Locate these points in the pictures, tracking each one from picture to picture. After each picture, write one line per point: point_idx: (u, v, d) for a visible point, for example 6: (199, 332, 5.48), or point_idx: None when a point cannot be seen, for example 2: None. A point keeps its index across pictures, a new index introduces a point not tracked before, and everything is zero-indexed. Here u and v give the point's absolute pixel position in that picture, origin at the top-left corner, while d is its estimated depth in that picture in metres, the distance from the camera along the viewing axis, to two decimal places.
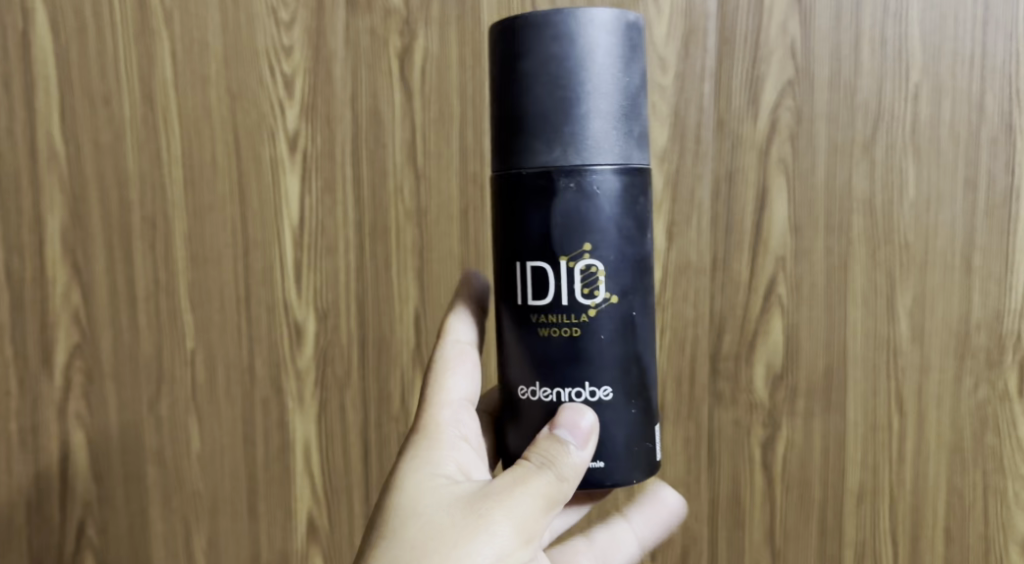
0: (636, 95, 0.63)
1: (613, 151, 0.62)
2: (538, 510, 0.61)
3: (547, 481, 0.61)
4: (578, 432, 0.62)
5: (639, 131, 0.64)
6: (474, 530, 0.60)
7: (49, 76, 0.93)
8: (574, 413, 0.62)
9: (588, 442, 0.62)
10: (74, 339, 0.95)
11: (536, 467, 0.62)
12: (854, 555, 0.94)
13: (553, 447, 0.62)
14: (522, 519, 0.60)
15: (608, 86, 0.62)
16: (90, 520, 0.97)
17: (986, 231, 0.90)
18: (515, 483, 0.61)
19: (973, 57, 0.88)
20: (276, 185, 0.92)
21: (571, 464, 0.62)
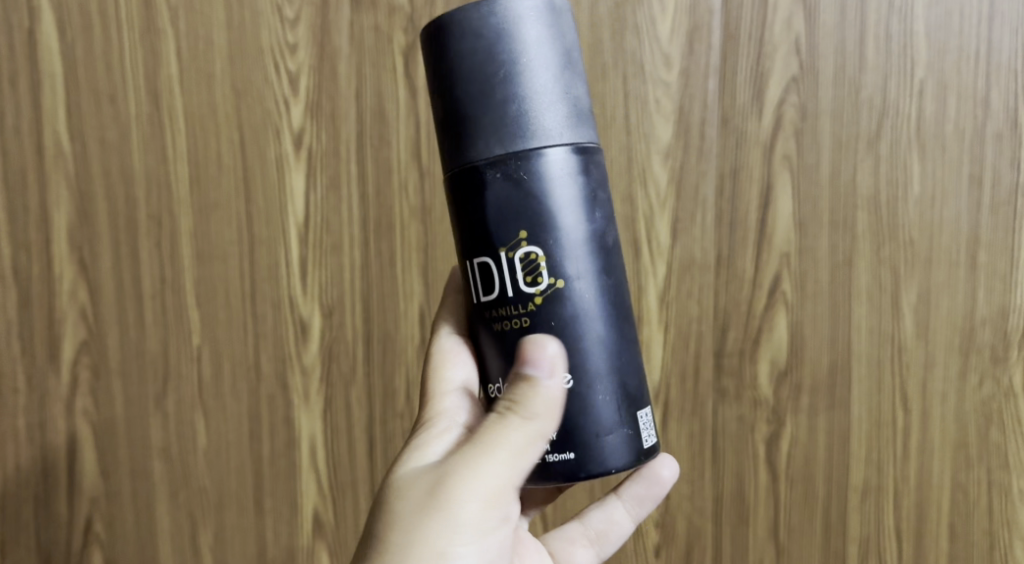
0: (552, 70, 0.64)
1: (555, 130, 0.64)
2: (507, 470, 0.61)
3: (516, 435, 0.61)
4: (542, 366, 0.62)
5: (565, 104, 0.64)
6: (441, 496, 0.61)
7: (56, 74, 0.93)
8: (536, 346, 0.62)
9: (554, 369, 0.62)
10: (81, 336, 0.96)
11: (504, 419, 0.62)
12: (859, 551, 0.94)
13: (519, 393, 0.62)
14: (492, 481, 0.61)
15: (539, 65, 0.63)
16: (98, 516, 0.97)
17: (991, 228, 0.90)
18: (482, 442, 0.62)
19: (978, 54, 0.88)
20: (282, 182, 0.92)
21: (542, 402, 0.62)
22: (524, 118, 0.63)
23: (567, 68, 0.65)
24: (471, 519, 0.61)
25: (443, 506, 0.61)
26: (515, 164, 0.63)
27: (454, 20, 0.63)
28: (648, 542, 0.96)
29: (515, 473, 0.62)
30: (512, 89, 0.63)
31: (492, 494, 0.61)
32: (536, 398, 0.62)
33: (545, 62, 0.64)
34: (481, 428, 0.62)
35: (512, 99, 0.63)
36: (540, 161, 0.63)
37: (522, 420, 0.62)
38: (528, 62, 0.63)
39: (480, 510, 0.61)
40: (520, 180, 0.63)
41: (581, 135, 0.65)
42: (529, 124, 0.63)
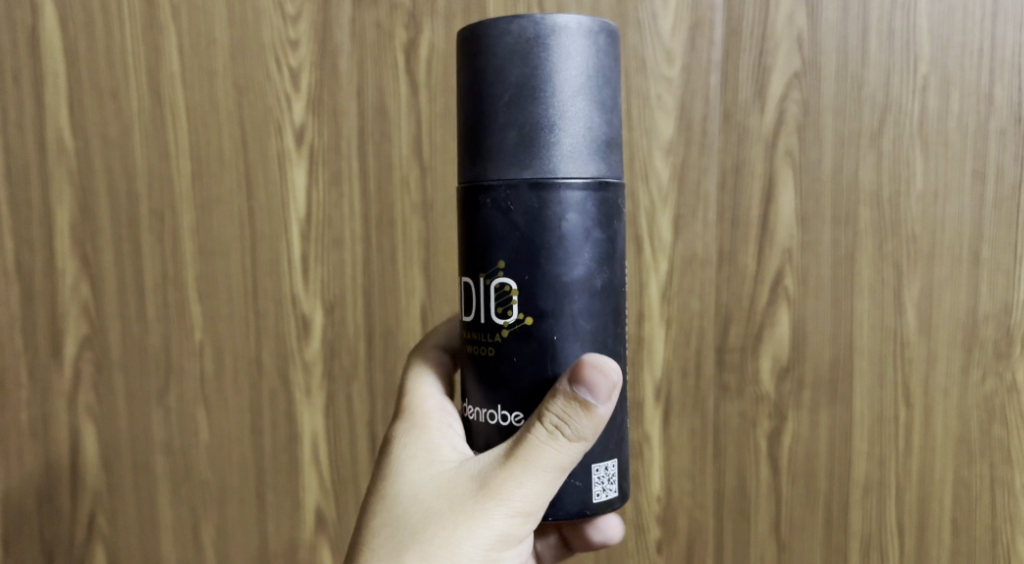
0: (572, 104, 0.60)
1: (574, 163, 0.61)
2: (544, 488, 0.60)
3: (558, 455, 0.60)
4: (599, 392, 0.59)
5: (576, 141, 0.61)
6: (474, 515, 0.61)
7: (58, 70, 0.93)
8: (597, 368, 0.59)
9: (610, 397, 0.60)
10: (84, 332, 0.96)
11: (550, 439, 0.59)
12: (861, 547, 0.94)
13: (564, 413, 0.59)
14: (529, 500, 0.60)
15: (571, 97, 0.60)
16: (100, 510, 0.97)
17: (995, 223, 0.90)
18: (521, 461, 0.60)
19: (981, 49, 0.88)
20: (283, 178, 0.92)
21: (587, 422, 0.60)
22: (542, 146, 0.60)
23: (604, 105, 0.62)
24: (504, 536, 0.61)
25: (476, 524, 0.61)
26: (521, 192, 0.60)
27: (497, 33, 0.60)
28: (649, 539, 0.95)
29: (552, 491, 0.61)
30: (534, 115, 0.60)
31: (529, 512, 0.60)
32: (587, 420, 0.60)
33: (581, 95, 0.61)
34: (519, 444, 0.60)
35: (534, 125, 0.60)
36: (550, 192, 0.60)
37: (565, 438, 0.59)
38: (558, 91, 0.60)
39: (514, 527, 0.61)
40: (523, 208, 0.60)
41: (604, 175, 0.62)
42: (545, 152, 0.60)
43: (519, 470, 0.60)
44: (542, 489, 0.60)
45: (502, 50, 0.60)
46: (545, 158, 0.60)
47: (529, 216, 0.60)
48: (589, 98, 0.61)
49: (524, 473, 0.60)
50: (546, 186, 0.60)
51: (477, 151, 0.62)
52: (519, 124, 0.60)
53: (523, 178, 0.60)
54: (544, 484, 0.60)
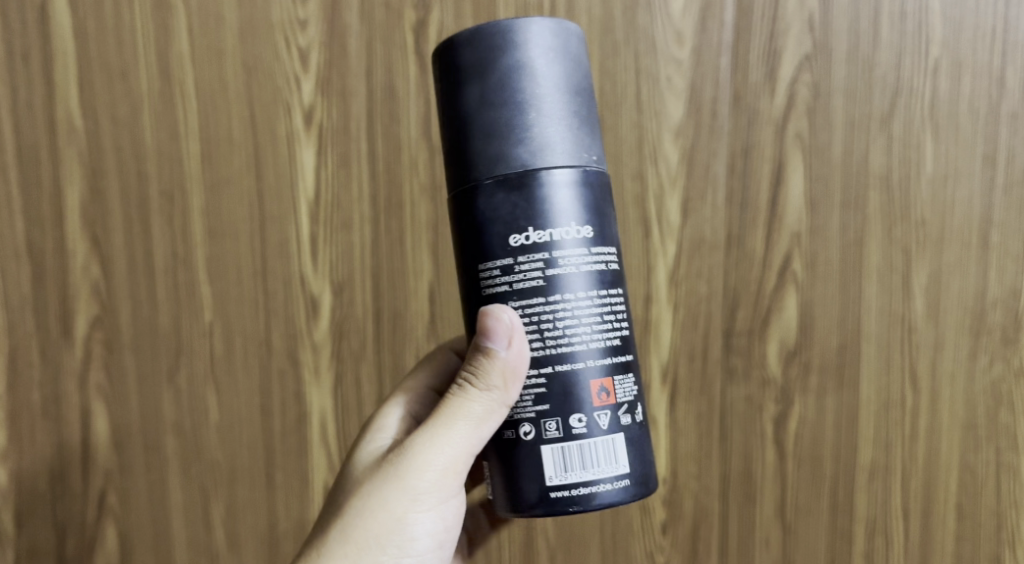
0: (498, 109, 0.66)
1: (549, 150, 0.66)
2: (461, 444, 0.67)
3: (475, 407, 0.67)
4: (501, 339, 0.66)
5: (505, 145, 0.66)
6: (394, 482, 0.68)
7: (68, 49, 0.93)
8: (491, 316, 0.66)
9: (512, 341, 0.66)
10: (94, 311, 0.96)
11: (463, 393, 0.67)
12: (866, 531, 0.94)
13: (479, 370, 0.67)
14: (448, 456, 0.67)
15: (517, 96, 0.66)
16: (112, 489, 0.98)
17: (1005, 207, 0.90)
18: (438, 418, 0.68)
19: (994, 31, 0.88)
20: (292, 158, 0.93)
21: (498, 372, 0.66)
22: (512, 140, 0.66)
23: (574, 93, 0.67)
24: (427, 497, 0.68)
25: (397, 488, 0.68)
26: (499, 188, 0.66)
27: (457, 47, 0.67)
28: (655, 520, 0.94)
29: (469, 449, 0.67)
30: (500, 112, 0.66)
31: (448, 467, 0.67)
32: (491, 367, 0.66)
33: (544, 89, 0.66)
34: (440, 405, 0.68)
35: (500, 124, 0.66)
36: (522, 182, 0.66)
37: (479, 393, 0.67)
38: (524, 88, 0.66)
39: (437, 485, 0.68)
40: (493, 202, 0.67)
41: (579, 158, 0.67)
42: (517, 146, 0.66)
43: (437, 433, 0.67)
44: (457, 447, 0.67)
45: (461, 64, 0.67)
46: (518, 150, 0.66)
47: (500, 208, 0.66)
48: (554, 92, 0.67)
49: (441, 433, 0.67)
50: (517, 178, 0.66)
51: (456, 158, 0.68)
52: (483, 129, 0.67)
53: (497, 173, 0.66)
54: (458, 441, 0.67)
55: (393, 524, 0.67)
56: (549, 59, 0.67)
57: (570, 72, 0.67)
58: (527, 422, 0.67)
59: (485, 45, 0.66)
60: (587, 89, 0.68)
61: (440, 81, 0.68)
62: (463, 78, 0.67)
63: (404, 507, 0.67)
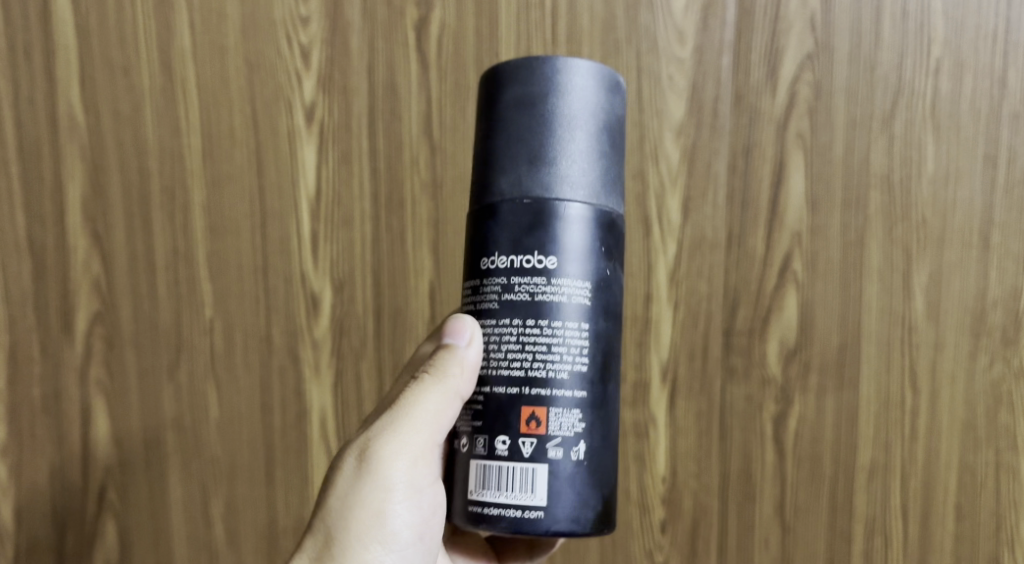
0: (528, 137, 0.67)
1: (569, 183, 0.67)
2: (424, 433, 0.68)
3: (436, 398, 0.68)
4: (461, 336, 0.68)
5: (528, 172, 0.67)
6: (367, 479, 0.68)
7: (70, 45, 0.93)
8: (452, 323, 0.68)
9: (472, 340, 0.67)
10: (95, 307, 0.96)
11: (424, 385, 0.69)
12: (866, 531, 0.93)
13: (434, 367, 0.68)
14: (415, 447, 0.68)
15: (552, 128, 0.67)
16: (111, 485, 0.98)
17: (1006, 208, 0.90)
18: (399, 412, 0.68)
19: (996, 31, 0.88)
20: (294, 156, 0.93)
21: (456, 366, 0.67)
22: (535, 165, 0.67)
23: (605, 134, 0.68)
24: (401, 489, 0.68)
25: (372, 481, 0.68)
26: (513, 211, 0.67)
27: (501, 72, 0.68)
28: (654, 518, 0.94)
29: (437, 439, 0.68)
30: (529, 140, 0.67)
31: (415, 457, 0.68)
32: (449, 361, 0.68)
33: (575, 128, 0.67)
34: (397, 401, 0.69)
35: (526, 151, 0.67)
36: (535, 208, 0.67)
37: (436, 383, 0.68)
38: (557, 120, 0.67)
39: (411, 475, 0.68)
40: (507, 223, 0.67)
41: (595, 198, 0.67)
42: (539, 173, 0.67)
43: (405, 425, 0.68)
44: (427, 437, 0.68)
45: (501, 88, 0.68)
46: (540, 176, 0.67)
47: (511, 231, 0.67)
48: (585, 134, 0.67)
49: (409, 425, 0.68)
50: (532, 203, 0.67)
51: (480, 176, 0.69)
52: (511, 154, 0.67)
53: (515, 196, 0.67)
54: (427, 431, 0.68)
55: (372, 520, 0.68)
56: (587, 96, 0.68)
57: (605, 114, 0.68)
58: (463, 435, 0.68)
59: (527, 73, 0.67)
60: (618, 138, 0.69)
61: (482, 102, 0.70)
62: (501, 101, 0.68)
63: (380, 501, 0.68)
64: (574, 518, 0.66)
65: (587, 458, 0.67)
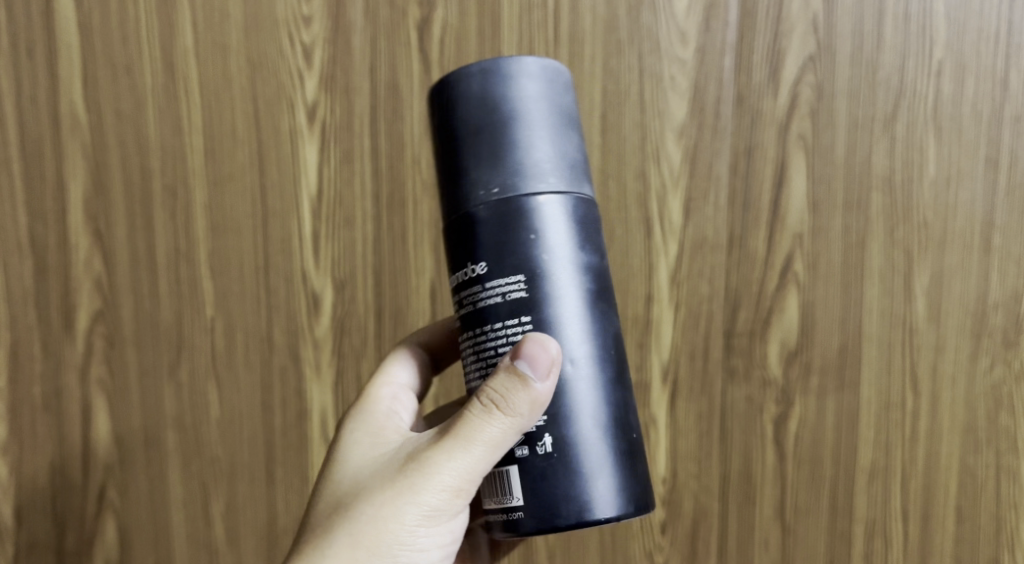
0: (494, 143, 0.66)
1: (546, 176, 0.66)
2: (476, 465, 0.65)
3: (493, 430, 0.64)
4: (538, 370, 0.64)
5: (498, 176, 0.66)
6: (406, 495, 0.66)
7: (73, 44, 0.93)
8: (535, 344, 0.64)
9: (548, 375, 0.64)
10: (96, 305, 0.96)
11: (485, 415, 0.64)
12: (865, 533, 0.93)
13: (504, 394, 0.64)
14: (464, 476, 0.65)
15: (515, 128, 0.66)
16: (111, 484, 0.98)
17: (1007, 210, 0.90)
18: (459, 434, 0.65)
19: (998, 34, 0.88)
20: (296, 155, 0.93)
21: (525, 401, 0.64)
22: (506, 166, 0.66)
23: (560, 123, 0.68)
24: (439, 512, 0.66)
25: (406, 501, 0.66)
26: (492, 219, 0.66)
27: (450, 82, 0.67)
28: (654, 519, 0.94)
29: (481, 469, 0.65)
30: (493, 144, 0.66)
31: (460, 485, 0.65)
32: (523, 395, 0.64)
33: (537, 124, 0.67)
34: (458, 421, 0.65)
35: (494, 155, 0.66)
36: (515, 208, 0.66)
37: (506, 417, 0.64)
38: (518, 116, 0.66)
39: (445, 502, 0.66)
40: (489, 229, 0.66)
41: (569, 185, 0.67)
42: (510, 173, 0.66)
43: (452, 450, 0.65)
44: (474, 467, 0.65)
45: (454, 97, 0.67)
46: (512, 176, 0.66)
47: (493, 237, 0.66)
48: (548, 128, 0.67)
49: (457, 451, 0.65)
50: (511, 204, 0.66)
51: (451, 191, 0.68)
52: (479, 161, 0.66)
53: (490, 201, 0.66)
54: (476, 462, 0.65)
55: (404, 536, 0.66)
56: (538, 85, 0.67)
57: (558, 99, 0.68)
58: None
59: (474, 77, 0.67)
60: (574, 124, 0.69)
61: (433, 119, 0.69)
62: (458, 108, 0.67)
63: (416, 520, 0.66)
64: (597, 505, 0.65)
65: (603, 446, 0.66)
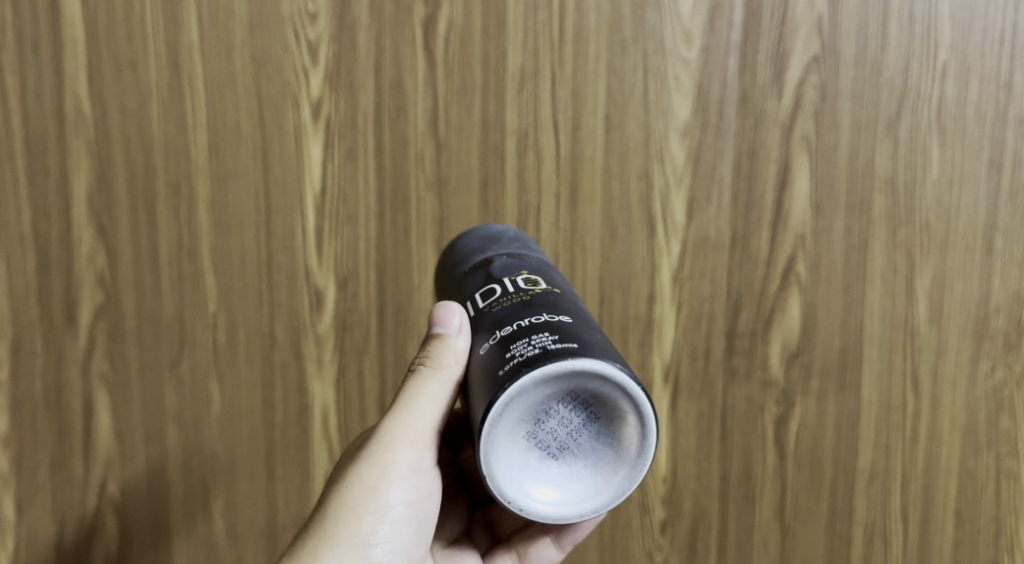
0: (454, 257, 0.76)
1: (482, 254, 0.74)
2: (428, 417, 0.67)
3: (434, 383, 0.66)
4: (450, 324, 0.67)
5: (463, 268, 0.73)
6: (366, 455, 0.66)
7: (78, 38, 0.93)
8: (440, 310, 0.68)
9: (462, 328, 0.67)
10: (99, 301, 0.96)
11: (423, 372, 0.67)
12: (865, 535, 0.94)
13: (424, 355, 0.67)
14: (419, 432, 0.66)
15: (464, 240, 0.77)
16: (112, 478, 0.98)
17: (1009, 213, 0.90)
18: (405, 395, 0.67)
19: (1002, 37, 0.88)
20: (300, 151, 0.93)
21: (451, 352, 0.66)
22: (464, 263, 0.74)
23: (508, 234, 0.76)
24: (402, 470, 0.66)
25: (368, 466, 0.66)
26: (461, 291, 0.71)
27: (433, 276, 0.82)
28: (654, 520, 0.95)
29: (435, 424, 0.67)
30: (453, 257, 0.76)
31: (417, 440, 0.66)
32: (443, 349, 0.66)
33: (480, 234, 0.77)
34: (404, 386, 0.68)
35: (457, 261, 0.75)
36: (476, 275, 0.71)
37: (437, 369, 0.66)
38: (452, 244, 0.78)
39: (409, 459, 0.66)
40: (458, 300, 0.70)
41: (516, 256, 0.73)
42: (465, 265, 0.74)
43: (407, 412, 0.66)
44: (429, 420, 0.67)
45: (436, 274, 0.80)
46: (468, 265, 0.73)
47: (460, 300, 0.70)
48: (490, 235, 0.76)
49: (410, 409, 0.66)
50: (474, 275, 0.72)
51: None
52: (449, 274, 0.75)
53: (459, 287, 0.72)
54: (429, 416, 0.67)
55: (368, 496, 0.66)
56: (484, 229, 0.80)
57: (480, 228, 0.78)
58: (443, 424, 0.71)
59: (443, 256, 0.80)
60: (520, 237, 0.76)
61: None
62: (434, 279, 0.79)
63: (378, 479, 0.66)
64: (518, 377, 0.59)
65: (517, 331, 0.62)
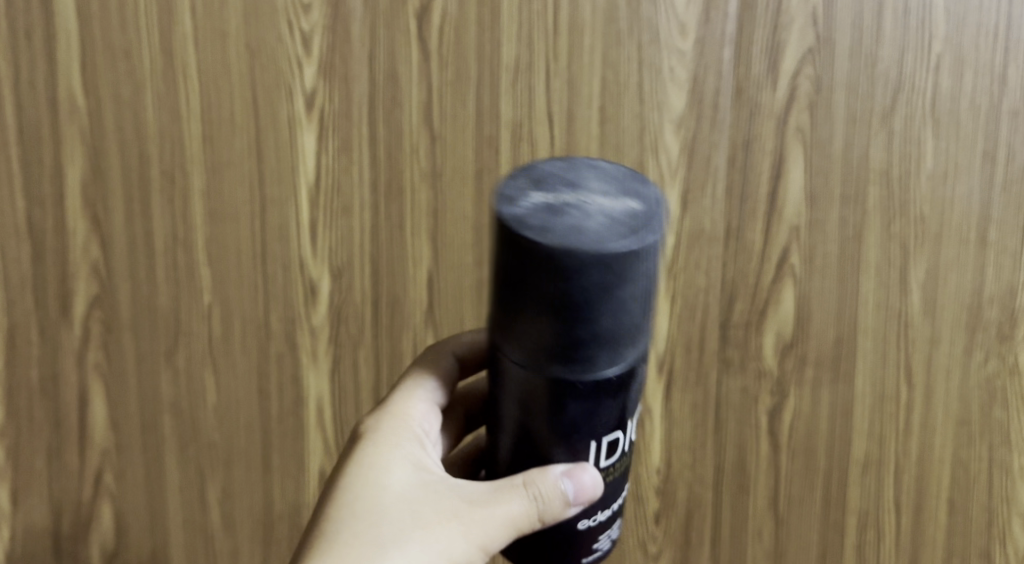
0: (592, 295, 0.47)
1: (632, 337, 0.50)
2: (502, 530, 0.54)
3: (529, 512, 0.54)
4: (581, 486, 0.53)
5: (596, 332, 0.48)
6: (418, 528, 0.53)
7: (70, 27, 0.93)
8: (582, 474, 0.53)
9: (585, 495, 0.53)
10: (94, 291, 0.96)
11: (527, 497, 0.53)
12: (857, 524, 0.95)
13: (541, 488, 0.53)
14: (481, 541, 0.54)
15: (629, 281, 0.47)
16: (108, 467, 0.99)
17: (1002, 206, 0.90)
18: (498, 496, 0.54)
19: (997, 29, 0.87)
20: (294, 142, 0.93)
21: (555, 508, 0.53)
22: (606, 327, 0.48)
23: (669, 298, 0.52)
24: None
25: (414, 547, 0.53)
26: (572, 387, 0.50)
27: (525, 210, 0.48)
28: (647, 509, 0.97)
29: (499, 540, 0.55)
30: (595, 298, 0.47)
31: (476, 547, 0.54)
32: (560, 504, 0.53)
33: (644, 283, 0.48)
34: (502, 484, 0.54)
35: (598, 313, 0.48)
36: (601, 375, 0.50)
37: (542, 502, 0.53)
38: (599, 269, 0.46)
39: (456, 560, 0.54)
40: (563, 400, 0.50)
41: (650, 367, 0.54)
42: (602, 331, 0.48)
43: (486, 513, 0.54)
44: (498, 535, 0.54)
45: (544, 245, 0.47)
46: (606, 339, 0.49)
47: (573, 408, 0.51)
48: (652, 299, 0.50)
49: (491, 514, 0.54)
50: (599, 366, 0.49)
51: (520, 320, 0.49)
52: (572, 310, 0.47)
53: (575, 363, 0.49)
54: (501, 532, 0.54)
55: None
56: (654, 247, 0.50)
57: (650, 236, 0.47)
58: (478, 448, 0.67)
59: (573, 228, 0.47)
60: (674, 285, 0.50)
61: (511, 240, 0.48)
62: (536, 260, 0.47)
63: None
64: None
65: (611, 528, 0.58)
